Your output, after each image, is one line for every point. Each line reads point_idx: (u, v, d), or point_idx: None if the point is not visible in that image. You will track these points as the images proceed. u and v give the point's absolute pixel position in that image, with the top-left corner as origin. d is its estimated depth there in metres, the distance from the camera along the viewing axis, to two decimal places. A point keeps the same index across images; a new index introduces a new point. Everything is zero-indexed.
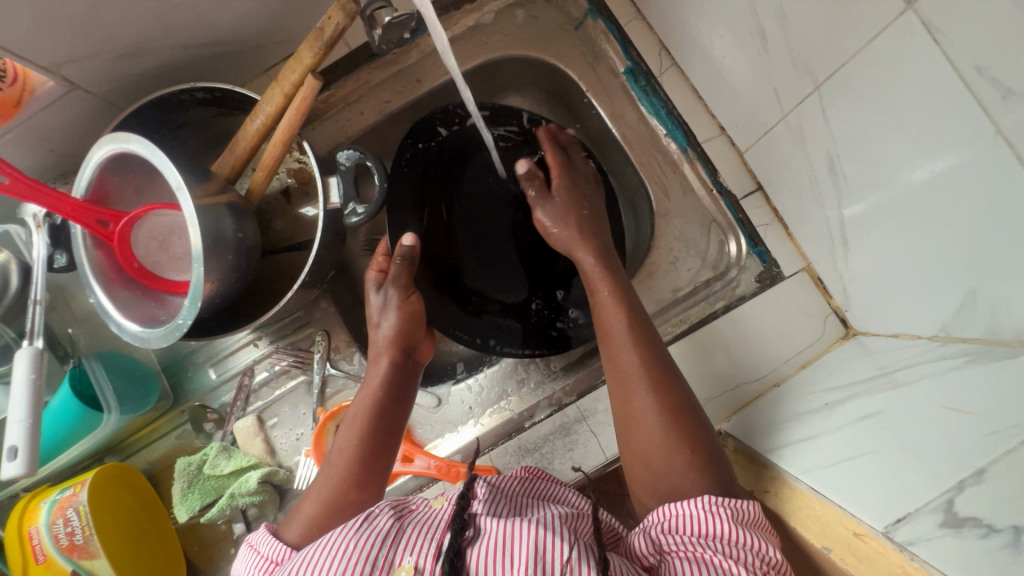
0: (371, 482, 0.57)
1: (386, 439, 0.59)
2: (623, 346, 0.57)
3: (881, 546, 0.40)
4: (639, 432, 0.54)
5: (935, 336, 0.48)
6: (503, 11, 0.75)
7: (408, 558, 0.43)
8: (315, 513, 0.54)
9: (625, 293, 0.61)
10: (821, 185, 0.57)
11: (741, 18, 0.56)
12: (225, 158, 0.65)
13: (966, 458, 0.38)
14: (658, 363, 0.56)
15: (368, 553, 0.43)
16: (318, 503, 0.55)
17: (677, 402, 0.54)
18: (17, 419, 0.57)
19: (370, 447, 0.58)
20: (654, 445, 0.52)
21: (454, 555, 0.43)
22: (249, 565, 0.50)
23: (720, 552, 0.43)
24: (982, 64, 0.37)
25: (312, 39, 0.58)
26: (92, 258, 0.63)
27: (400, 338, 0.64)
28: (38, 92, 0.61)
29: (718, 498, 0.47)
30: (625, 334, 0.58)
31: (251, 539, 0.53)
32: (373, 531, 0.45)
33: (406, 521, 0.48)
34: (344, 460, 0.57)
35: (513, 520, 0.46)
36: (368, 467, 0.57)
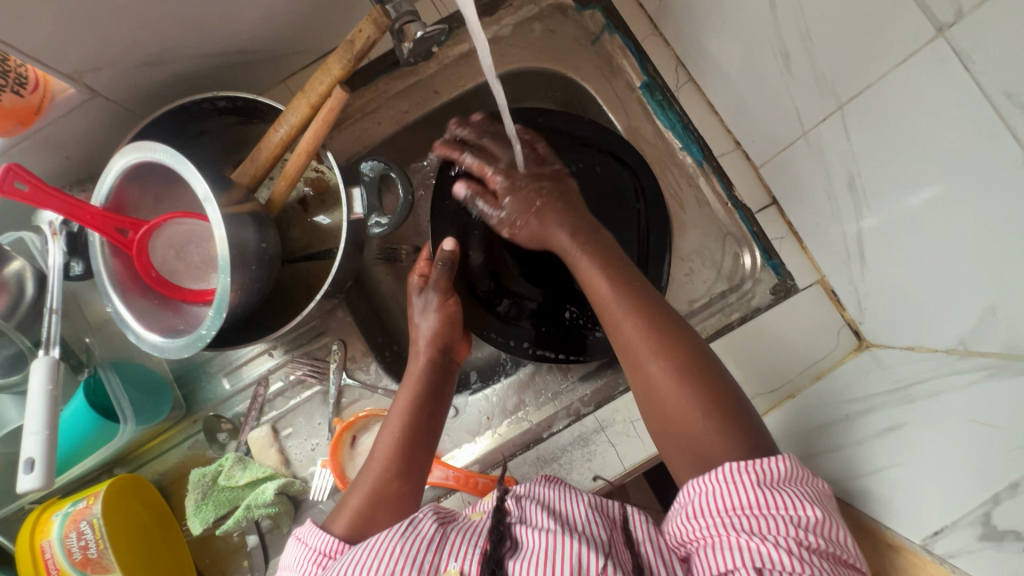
0: (411, 473, 0.59)
1: (424, 430, 0.62)
2: (629, 322, 0.58)
3: (920, 559, 0.40)
4: (658, 394, 0.54)
5: (952, 350, 0.49)
6: (521, 24, 0.76)
7: (454, 563, 0.47)
8: (360, 504, 0.57)
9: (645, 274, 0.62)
10: (840, 201, 0.58)
11: (763, 38, 0.58)
12: (245, 166, 0.65)
13: (1000, 471, 0.38)
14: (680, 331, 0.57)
15: (416, 558, 0.47)
16: (362, 492, 0.57)
17: (688, 360, 0.55)
18: (33, 431, 0.56)
19: (411, 436, 0.61)
20: (674, 402, 0.53)
21: (496, 564, 0.46)
22: (300, 556, 0.53)
23: (752, 524, 0.43)
24: (1012, 92, 0.39)
25: (342, 51, 0.59)
26: (110, 266, 0.62)
27: (439, 338, 0.66)
28: (58, 100, 0.61)
29: (741, 465, 0.46)
30: (624, 300, 0.59)
31: (298, 534, 0.55)
32: (418, 536, 0.49)
33: (449, 527, 0.51)
34: (388, 450, 0.60)
35: (552, 532, 0.48)
36: (410, 458, 0.60)
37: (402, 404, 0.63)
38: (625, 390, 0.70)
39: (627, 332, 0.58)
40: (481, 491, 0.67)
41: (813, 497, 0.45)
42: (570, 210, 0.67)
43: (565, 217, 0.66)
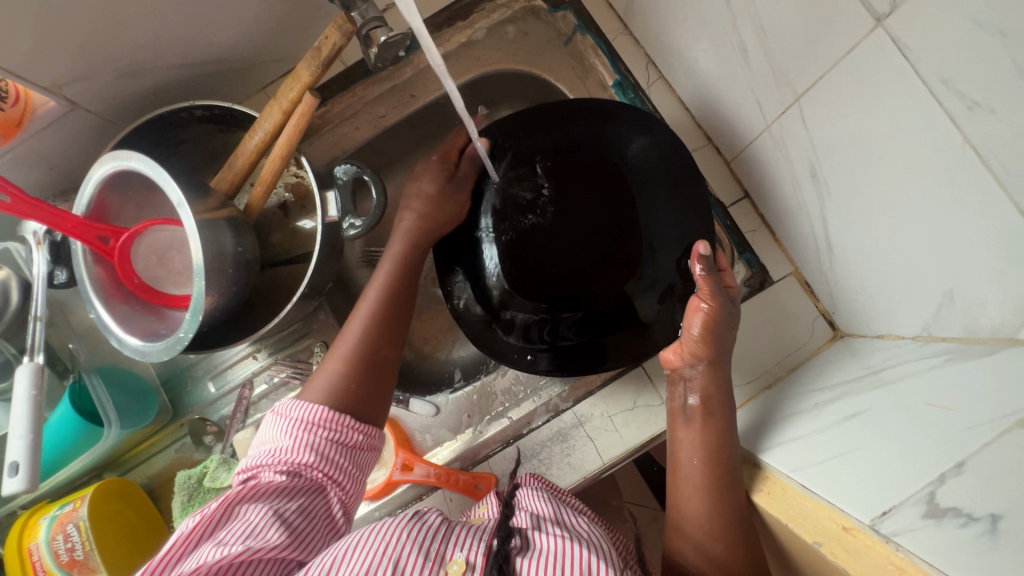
0: (393, 341, 0.62)
1: (405, 300, 0.64)
2: (695, 481, 0.55)
3: (869, 539, 0.38)
4: (703, 544, 0.52)
5: (917, 336, 0.51)
6: (494, 28, 0.77)
7: (460, 553, 0.48)
8: (336, 369, 0.59)
9: (724, 315, 0.58)
10: (805, 193, 0.59)
11: (723, 34, 0.59)
12: (224, 173, 0.66)
13: (946, 453, 0.37)
14: (737, 517, 0.53)
15: (423, 544, 0.48)
16: (338, 354, 0.60)
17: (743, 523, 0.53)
18: (18, 435, 0.58)
19: (392, 307, 0.63)
20: (716, 554, 0.52)
21: (503, 560, 0.47)
22: (284, 427, 0.55)
23: None
24: (948, 77, 0.38)
25: (309, 58, 0.60)
26: (92, 274, 0.64)
27: (429, 219, 0.65)
28: (38, 112, 0.62)
29: None
30: (699, 446, 0.56)
31: (277, 409, 0.58)
32: (426, 526, 0.50)
33: (454, 522, 0.52)
34: (365, 319, 0.62)
35: (566, 539, 0.48)
36: (390, 328, 0.62)
37: (381, 276, 0.64)
38: (603, 383, 0.71)
39: (692, 482, 0.55)
40: (462, 488, 0.68)
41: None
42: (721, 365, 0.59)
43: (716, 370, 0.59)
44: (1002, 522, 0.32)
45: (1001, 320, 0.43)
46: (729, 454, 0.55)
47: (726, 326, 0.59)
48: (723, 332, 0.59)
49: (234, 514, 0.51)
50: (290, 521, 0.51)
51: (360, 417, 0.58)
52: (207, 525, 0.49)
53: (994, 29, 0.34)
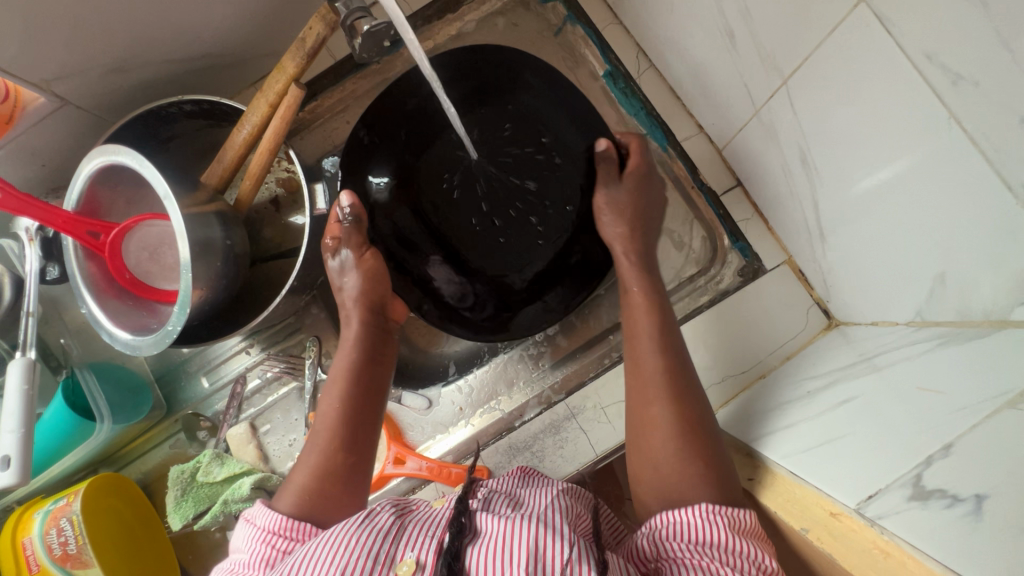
0: (359, 445, 0.57)
1: (370, 395, 0.59)
2: (649, 358, 0.57)
3: (854, 523, 0.38)
4: (653, 435, 0.53)
5: (911, 322, 0.50)
6: (484, 20, 0.77)
7: (410, 553, 0.45)
8: (305, 480, 0.54)
9: (634, 186, 0.65)
10: (796, 178, 0.58)
11: (709, 19, 0.58)
12: (213, 168, 0.66)
13: (934, 435, 0.37)
14: (681, 378, 0.56)
15: (371, 548, 0.44)
16: (307, 465, 0.55)
17: (691, 411, 0.54)
18: (9, 429, 0.58)
19: (356, 407, 0.58)
20: (665, 446, 0.52)
21: (452, 558, 0.44)
22: (248, 537, 0.50)
23: (719, 559, 0.44)
24: (932, 52, 0.38)
25: (294, 49, 0.60)
26: (84, 269, 0.64)
27: (368, 294, 0.63)
28: (29, 109, 0.63)
29: (717, 506, 0.47)
30: (648, 341, 0.58)
31: (246, 515, 0.53)
32: (374, 527, 0.47)
33: (407, 519, 0.49)
34: (330, 417, 0.57)
35: (511, 519, 0.46)
36: (356, 429, 0.57)
37: (341, 365, 0.60)
38: (596, 375, 0.70)
39: (645, 367, 0.57)
40: (455, 481, 0.68)
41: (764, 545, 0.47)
42: (638, 242, 0.65)
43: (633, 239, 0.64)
44: (987, 502, 0.31)
45: (993, 302, 0.42)
46: (676, 348, 0.58)
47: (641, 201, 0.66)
48: (638, 203, 0.65)
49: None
50: None
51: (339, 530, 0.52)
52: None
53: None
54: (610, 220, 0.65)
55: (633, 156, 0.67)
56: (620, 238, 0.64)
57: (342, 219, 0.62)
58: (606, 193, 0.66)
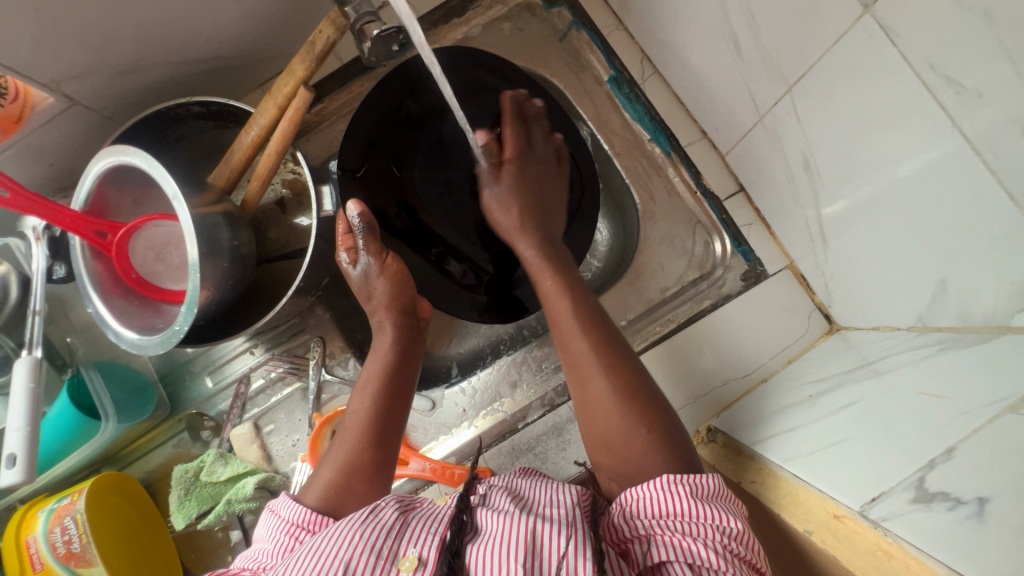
0: (386, 442, 0.57)
1: (398, 394, 0.60)
2: (575, 343, 0.57)
3: (858, 526, 0.38)
4: (596, 415, 0.54)
5: (913, 327, 0.51)
6: (490, 24, 0.78)
7: (413, 550, 0.45)
8: (331, 476, 0.54)
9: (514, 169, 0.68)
10: (798, 184, 0.59)
11: (715, 26, 0.59)
12: (221, 169, 0.66)
13: (937, 438, 0.37)
14: (610, 348, 0.56)
15: (375, 544, 0.45)
16: (333, 462, 0.55)
17: (626, 390, 0.54)
18: (16, 427, 0.58)
19: (385, 404, 0.59)
20: (609, 427, 0.53)
21: (452, 555, 0.44)
22: (271, 528, 0.50)
23: (681, 531, 0.44)
24: (935, 62, 0.38)
25: (303, 53, 0.60)
26: (91, 269, 0.64)
27: (396, 299, 0.64)
28: (38, 109, 0.63)
29: (676, 476, 0.47)
30: (570, 325, 0.58)
31: (270, 505, 0.53)
32: (379, 523, 0.47)
33: (410, 515, 0.49)
34: (358, 418, 0.58)
35: (512, 515, 0.46)
36: (383, 427, 0.58)
37: (371, 369, 0.61)
38: None
39: (576, 354, 0.57)
40: (458, 482, 0.68)
41: (729, 507, 0.47)
42: (541, 223, 0.66)
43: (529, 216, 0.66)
44: (989, 505, 0.32)
45: (994, 308, 0.42)
46: (602, 327, 0.58)
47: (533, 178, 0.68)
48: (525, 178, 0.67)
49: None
50: None
51: None
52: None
53: (980, 11, 0.35)
54: (502, 215, 0.67)
55: (510, 145, 0.68)
56: (518, 233, 0.65)
57: (354, 229, 0.64)
58: (492, 179, 0.69)
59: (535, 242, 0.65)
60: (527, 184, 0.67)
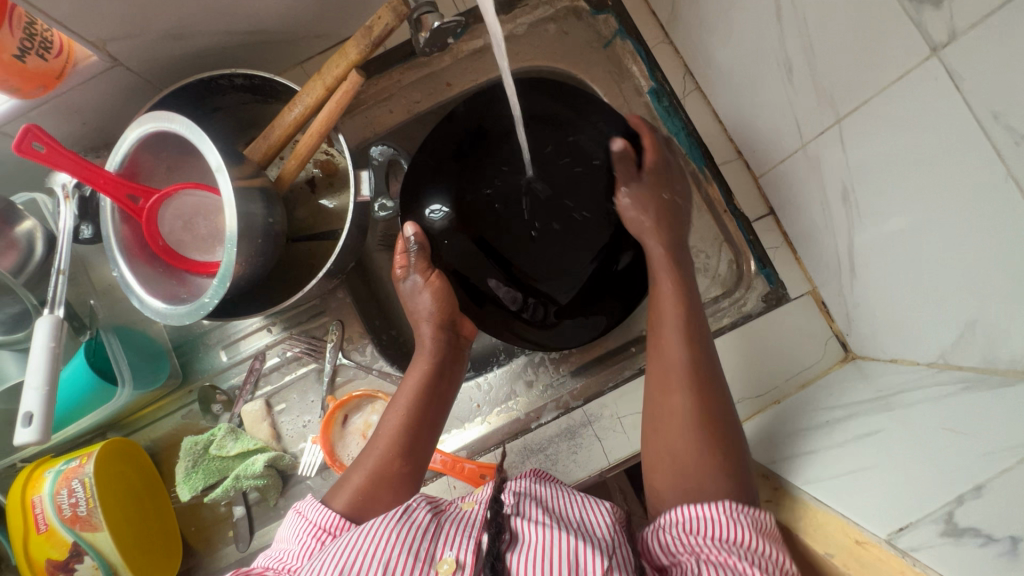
0: (415, 454, 0.59)
1: (434, 407, 0.62)
2: (674, 356, 0.58)
3: (881, 553, 0.39)
4: (668, 423, 0.56)
5: (932, 363, 0.52)
6: (536, 25, 0.78)
7: (449, 553, 0.47)
8: (362, 482, 0.56)
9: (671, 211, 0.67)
10: (833, 213, 0.60)
11: (769, 51, 0.59)
12: (258, 144, 0.66)
13: (967, 475, 0.38)
14: (704, 369, 0.57)
15: (412, 545, 0.47)
16: (365, 468, 0.57)
17: (715, 408, 0.55)
18: (33, 385, 0.57)
19: (420, 417, 0.61)
20: (678, 441, 0.54)
21: (494, 559, 0.46)
22: (298, 529, 0.53)
23: (740, 558, 0.46)
24: (998, 111, 0.40)
25: (359, 37, 0.60)
26: (119, 232, 0.64)
27: (438, 313, 0.67)
28: (80, 66, 0.62)
29: (742, 506, 0.49)
30: (673, 328, 0.60)
31: (298, 506, 0.56)
32: (413, 523, 0.48)
33: (443, 517, 0.51)
34: (392, 427, 0.60)
35: (551, 527, 0.48)
36: (415, 440, 0.59)
37: (410, 382, 0.63)
38: (615, 385, 0.71)
39: (669, 361, 0.59)
40: (468, 476, 0.68)
41: (783, 545, 0.49)
42: (675, 225, 0.67)
43: (662, 228, 0.66)
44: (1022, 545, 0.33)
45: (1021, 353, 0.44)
46: (691, 329, 0.59)
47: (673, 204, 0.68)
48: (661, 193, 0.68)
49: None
50: None
51: None
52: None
53: None
54: (632, 216, 0.67)
55: (648, 147, 0.69)
56: (649, 231, 0.66)
57: (409, 248, 0.67)
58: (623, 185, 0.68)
59: (666, 243, 0.65)
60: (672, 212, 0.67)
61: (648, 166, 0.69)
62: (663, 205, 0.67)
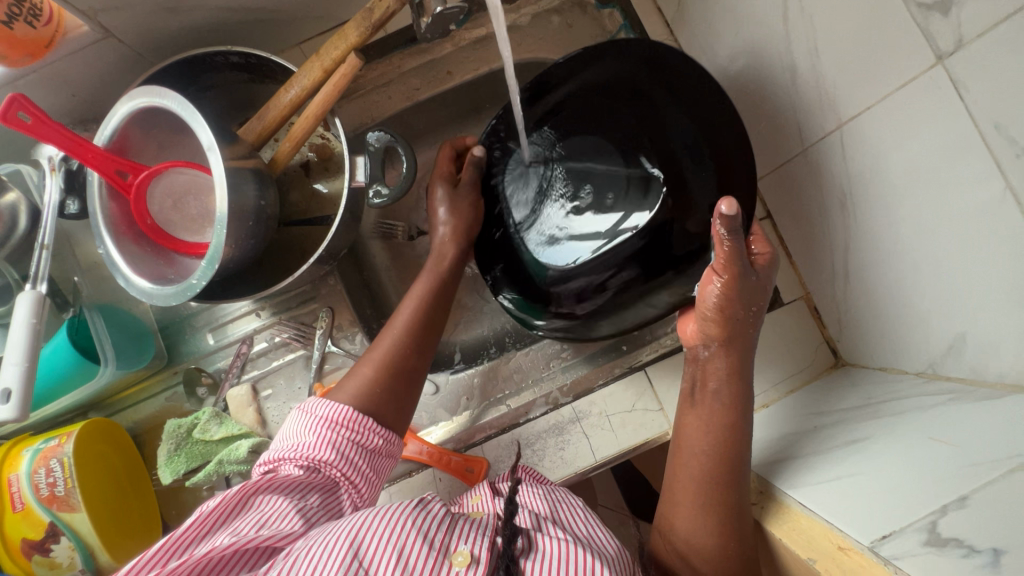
0: (428, 355, 0.62)
1: (441, 313, 0.64)
2: (696, 467, 0.52)
3: (865, 561, 0.39)
4: (682, 530, 0.51)
5: (922, 373, 0.53)
6: (540, 15, 0.76)
7: (464, 546, 0.47)
8: (369, 374, 0.58)
9: (748, 321, 0.54)
10: (831, 219, 0.59)
11: (774, 53, 0.59)
12: (252, 124, 0.64)
13: (953, 485, 0.39)
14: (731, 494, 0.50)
15: (427, 533, 0.47)
16: (372, 360, 0.59)
17: (741, 536, 0.49)
18: (13, 361, 0.56)
19: (430, 320, 0.62)
20: (694, 556, 0.50)
21: (509, 561, 0.45)
22: (308, 424, 0.54)
23: None
24: (1001, 123, 0.40)
25: (359, 18, 0.59)
26: (105, 208, 0.62)
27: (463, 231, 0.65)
28: (70, 36, 0.60)
29: None
30: (706, 443, 0.52)
31: (302, 406, 0.57)
32: (430, 514, 0.50)
33: (457, 515, 0.52)
34: (403, 327, 0.61)
35: (569, 542, 0.47)
36: (425, 335, 0.62)
37: (421, 287, 0.64)
38: (605, 383, 0.71)
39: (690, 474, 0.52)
40: (454, 470, 0.68)
41: None
42: (746, 347, 0.55)
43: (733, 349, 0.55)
44: (1004, 557, 0.33)
45: (1010, 366, 0.44)
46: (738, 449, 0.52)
47: (756, 321, 0.55)
48: (751, 305, 0.54)
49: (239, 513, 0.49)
50: (288, 517, 0.48)
51: (381, 421, 0.57)
52: (222, 513, 0.48)
53: None
54: (707, 323, 0.54)
55: (760, 249, 0.56)
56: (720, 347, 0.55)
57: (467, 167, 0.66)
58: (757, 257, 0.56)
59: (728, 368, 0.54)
60: (748, 329, 0.55)
61: (763, 262, 0.55)
62: (745, 322, 0.54)
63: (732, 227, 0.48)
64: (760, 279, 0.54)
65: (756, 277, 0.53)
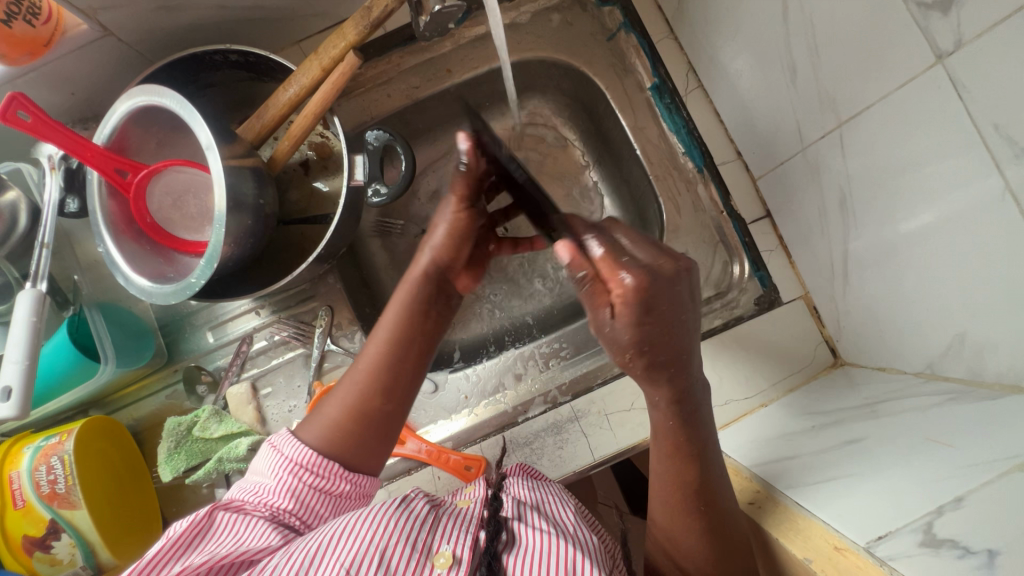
0: (396, 393, 0.57)
1: (415, 347, 0.57)
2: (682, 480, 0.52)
3: (860, 560, 0.39)
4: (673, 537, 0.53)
5: (920, 373, 0.53)
6: (540, 14, 0.75)
7: (446, 546, 0.48)
8: (336, 415, 0.56)
9: (644, 373, 0.45)
10: (830, 219, 0.59)
11: (775, 52, 0.59)
12: (251, 123, 0.64)
13: (946, 486, 0.39)
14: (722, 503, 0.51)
15: (410, 536, 0.47)
16: (340, 400, 0.56)
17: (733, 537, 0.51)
18: (13, 359, 0.56)
19: (399, 355, 0.57)
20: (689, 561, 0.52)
21: (491, 558, 0.47)
22: (274, 462, 0.54)
23: None
24: (1000, 123, 0.39)
25: (359, 17, 0.59)
26: (105, 207, 0.62)
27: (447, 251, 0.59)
28: (69, 35, 0.60)
29: None
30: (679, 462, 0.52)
31: (274, 440, 0.56)
32: (412, 513, 0.49)
33: (441, 511, 0.52)
34: (371, 364, 0.57)
35: (552, 535, 0.48)
36: (393, 376, 0.56)
37: (389, 319, 0.58)
38: (603, 382, 0.71)
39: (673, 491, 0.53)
40: (452, 467, 0.67)
41: None
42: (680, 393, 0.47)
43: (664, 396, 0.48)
44: (998, 557, 0.33)
45: (1008, 367, 0.44)
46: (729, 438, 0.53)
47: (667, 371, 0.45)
48: (628, 359, 0.44)
49: (210, 537, 0.50)
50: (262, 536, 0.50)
51: (348, 465, 0.55)
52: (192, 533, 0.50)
53: None
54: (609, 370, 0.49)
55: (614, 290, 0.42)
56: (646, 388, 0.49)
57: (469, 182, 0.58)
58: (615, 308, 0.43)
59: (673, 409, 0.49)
60: (664, 379, 0.46)
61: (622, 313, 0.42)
62: (641, 376, 0.45)
63: (581, 278, 0.45)
64: (616, 330, 0.43)
65: (608, 332, 0.44)
